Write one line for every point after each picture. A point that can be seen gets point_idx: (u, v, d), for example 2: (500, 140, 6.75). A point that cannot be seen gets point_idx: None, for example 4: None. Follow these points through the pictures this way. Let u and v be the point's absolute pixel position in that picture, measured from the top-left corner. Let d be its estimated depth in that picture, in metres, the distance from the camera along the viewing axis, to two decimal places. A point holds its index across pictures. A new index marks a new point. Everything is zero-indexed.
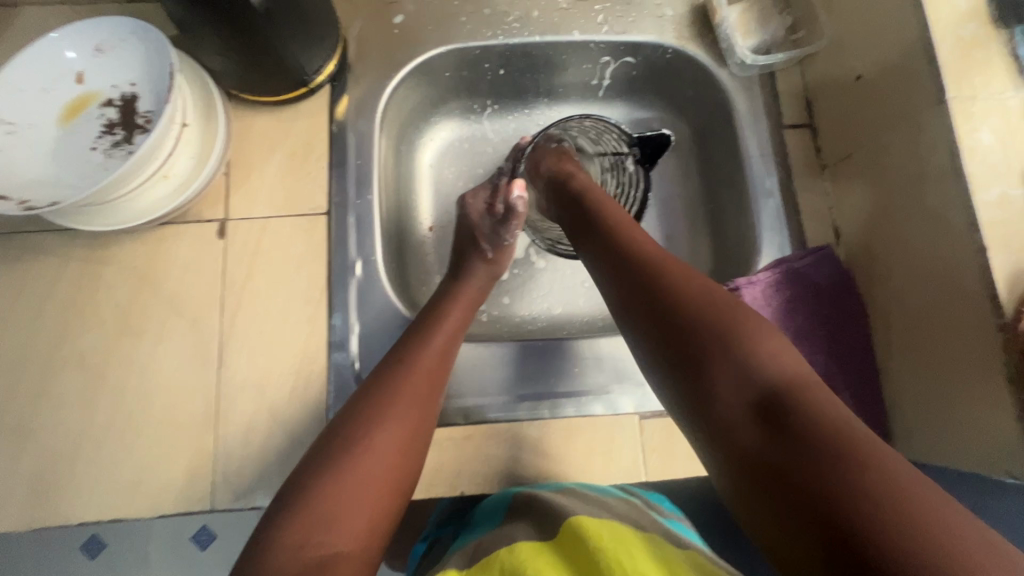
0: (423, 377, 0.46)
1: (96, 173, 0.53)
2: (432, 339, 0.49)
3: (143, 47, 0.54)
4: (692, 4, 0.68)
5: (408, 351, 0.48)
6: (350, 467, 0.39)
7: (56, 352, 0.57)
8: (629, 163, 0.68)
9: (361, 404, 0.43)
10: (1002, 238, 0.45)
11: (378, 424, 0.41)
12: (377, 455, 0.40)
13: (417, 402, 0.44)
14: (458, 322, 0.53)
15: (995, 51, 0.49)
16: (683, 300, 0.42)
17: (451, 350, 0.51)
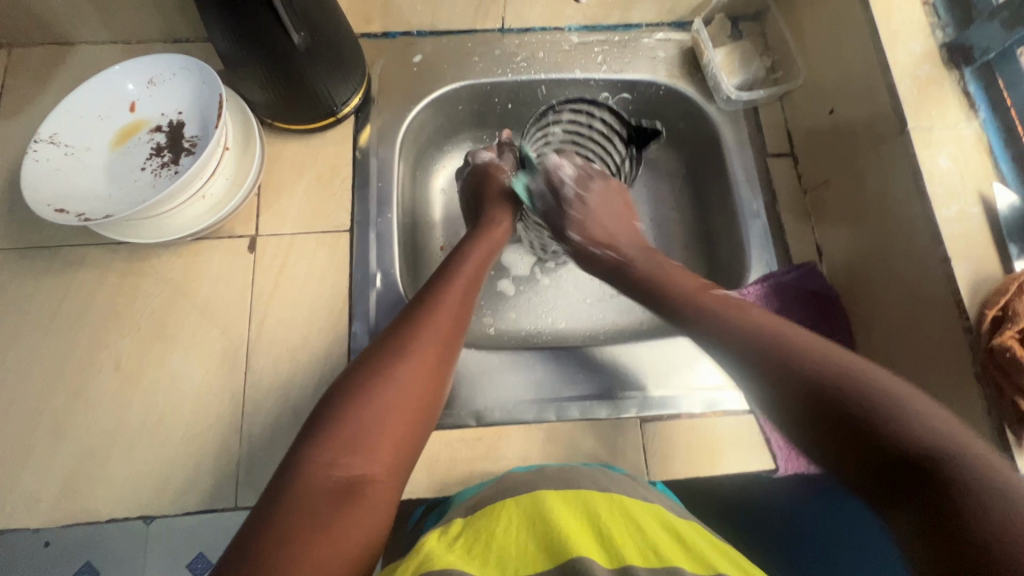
0: (445, 320, 0.51)
1: (145, 191, 0.58)
2: (453, 285, 0.54)
3: (192, 80, 0.61)
4: (682, 47, 0.76)
5: (427, 299, 0.52)
6: (375, 393, 0.44)
7: (93, 357, 0.60)
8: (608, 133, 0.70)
9: (388, 343, 0.48)
10: (964, 249, 0.51)
11: (402, 359, 0.46)
12: (400, 387, 0.45)
13: (439, 341, 0.49)
14: (474, 271, 0.58)
15: (948, 88, 0.56)
16: (845, 369, 0.41)
17: (471, 294, 0.56)
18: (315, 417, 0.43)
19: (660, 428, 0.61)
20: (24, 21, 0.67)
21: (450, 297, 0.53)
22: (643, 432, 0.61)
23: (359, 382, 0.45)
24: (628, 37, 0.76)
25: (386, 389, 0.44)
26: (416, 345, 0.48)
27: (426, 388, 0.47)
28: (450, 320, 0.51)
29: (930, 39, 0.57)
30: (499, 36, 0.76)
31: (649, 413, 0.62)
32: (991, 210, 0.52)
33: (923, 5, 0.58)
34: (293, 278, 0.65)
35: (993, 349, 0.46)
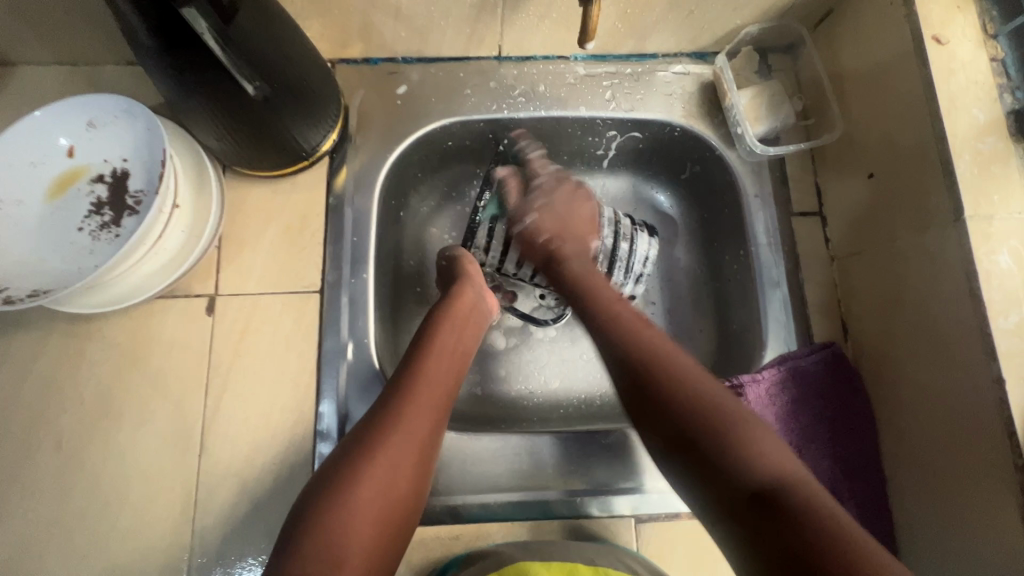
0: (427, 405, 0.48)
1: (81, 257, 0.51)
2: (431, 358, 0.51)
3: (136, 124, 0.52)
4: (701, 82, 0.67)
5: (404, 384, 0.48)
6: (349, 496, 0.41)
7: (32, 433, 0.55)
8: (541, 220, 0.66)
9: (364, 435, 0.44)
10: (1020, 370, 0.43)
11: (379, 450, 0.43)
12: (377, 483, 0.42)
13: (421, 426, 0.46)
14: (457, 339, 0.55)
15: (1015, 167, 0.47)
16: (678, 381, 0.43)
17: (452, 367, 0.52)
18: (289, 521, 0.41)
19: (656, 530, 0.55)
20: None
21: (430, 374, 0.50)
22: (638, 534, 0.55)
23: (333, 478, 0.42)
24: (642, 69, 0.67)
25: (362, 488, 0.41)
26: (397, 431, 0.45)
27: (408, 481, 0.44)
28: (434, 400, 0.48)
29: (995, 106, 0.49)
30: (495, 64, 0.67)
31: (646, 512, 0.56)
32: None
33: (989, 63, 0.50)
34: (255, 346, 0.58)
35: None
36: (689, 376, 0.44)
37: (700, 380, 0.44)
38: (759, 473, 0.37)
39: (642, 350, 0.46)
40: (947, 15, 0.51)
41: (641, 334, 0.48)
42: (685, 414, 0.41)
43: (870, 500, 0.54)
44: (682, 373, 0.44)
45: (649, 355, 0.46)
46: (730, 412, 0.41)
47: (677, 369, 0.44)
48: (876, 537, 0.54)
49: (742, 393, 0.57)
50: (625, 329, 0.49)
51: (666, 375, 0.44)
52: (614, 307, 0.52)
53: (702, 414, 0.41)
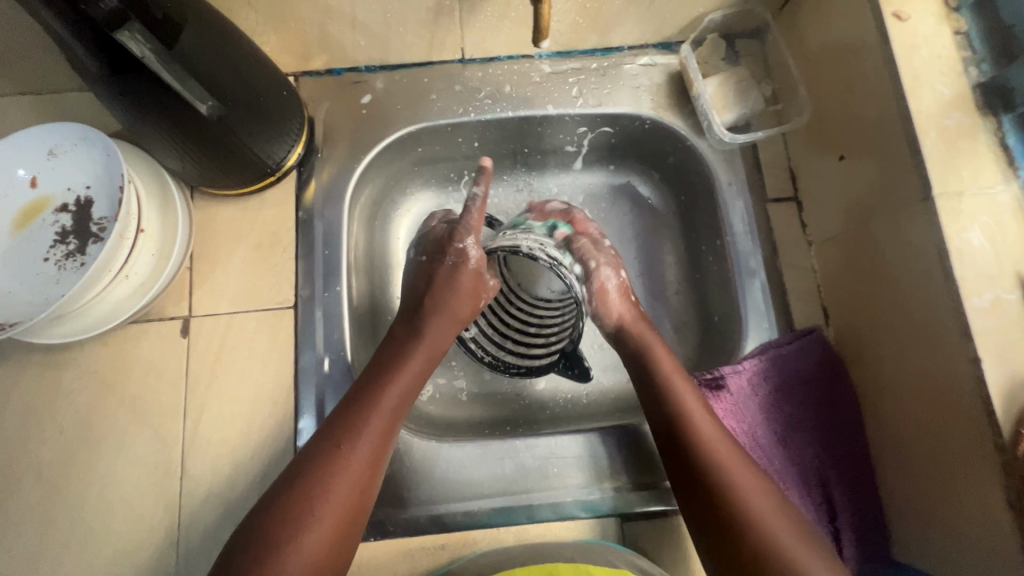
0: (361, 466, 0.44)
1: (47, 288, 0.51)
2: (374, 415, 0.47)
3: (95, 151, 0.52)
4: (669, 73, 0.66)
5: (346, 427, 0.45)
6: (275, 573, 0.38)
7: (12, 467, 0.55)
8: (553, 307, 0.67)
9: (294, 486, 0.42)
10: (997, 349, 0.42)
11: (307, 524, 0.41)
12: (305, 557, 0.40)
13: (355, 477, 0.44)
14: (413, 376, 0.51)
15: (982, 142, 0.47)
16: (717, 463, 0.47)
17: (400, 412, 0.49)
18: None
19: (642, 527, 0.56)
20: None
21: (370, 432, 0.46)
22: (625, 531, 0.55)
23: (256, 548, 0.39)
24: (608, 63, 0.66)
25: (290, 563, 0.39)
26: (325, 500, 0.42)
27: (332, 550, 0.41)
28: (368, 458, 0.45)
29: (961, 80, 0.48)
30: (459, 67, 0.66)
31: (632, 510, 0.55)
32: None
33: (953, 36, 0.49)
34: (231, 366, 0.58)
35: None
36: (740, 488, 0.45)
37: (748, 481, 0.46)
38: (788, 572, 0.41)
39: (695, 450, 0.48)
40: None
41: (689, 410, 0.50)
42: (737, 524, 0.44)
43: (857, 484, 0.54)
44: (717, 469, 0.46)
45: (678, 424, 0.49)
46: (772, 521, 0.44)
47: (731, 475, 0.46)
48: (863, 521, 0.53)
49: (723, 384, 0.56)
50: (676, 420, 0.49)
51: (701, 455, 0.47)
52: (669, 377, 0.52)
53: (753, 531, 0.43)
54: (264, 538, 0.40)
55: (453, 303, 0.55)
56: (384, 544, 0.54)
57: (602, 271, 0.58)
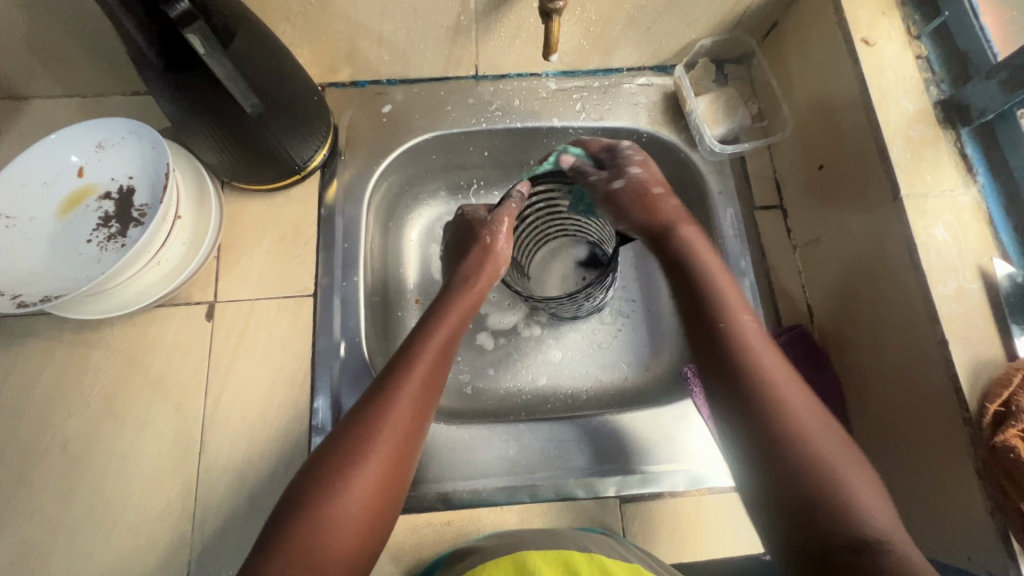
0: (408, 413, 0.46)
1: (89, 266, 0.55)
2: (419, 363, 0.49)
3: (141, 145, 0.57)
4: (664, 92, 0.72)
5: (395, 374, 0.48)
6: (330, 509, 0.41)
7: (39, 439, 0.57)
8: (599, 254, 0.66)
9: (346, 429, 0.45)
10: (962, 332, 0.47)
11: (359, 464, 0.43)
12: (358, 496, 0.42)
13: (403, 418, 0.46)
14: (452, 331, 0.54)
15: (944, 150, 0.52)
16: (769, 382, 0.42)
17: (444, 362, 0.52)
18: (269, 528, 0.41)
19: (640, 510, 0.58)
20: None
21: (416, 379, 0.48)
22: (623, 513, 0.58)
23: (311, 489, 0.42)
24: (608, 82, 0.73)
25: (343, 500, 0.42)
26: (376, 438, 0.44)
27: (385, 484, 0.44)
28: (415, 401, 0.47)
29: (923, 98, 0.54)
30: (473, 83, 0.72)
31: (631, 493, 0.58)
32: (992, 286, 0.48)
33: (915, 60, 0.55)
34: (252, 349, 0.61)
35: (996, 447, 0.43)
36: (806, 429, 0.40)
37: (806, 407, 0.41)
38: (853, 527, 0.36)
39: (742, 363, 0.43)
40: (874, 21, 0.57)
41: (750, 340, 0.45)
42: (788, 447, 0.39)
43: None
44: (791, 420, 0.40)
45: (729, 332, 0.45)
46: (829, 442, 0.39)
47: (779, 395, 0.42)
48: None
49: None
50: (746, 370, 0.43)
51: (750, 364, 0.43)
52: (724, 292, 0.48)
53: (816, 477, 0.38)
54: (319, 478, 0.42)
55: (484, 264, 0.59)
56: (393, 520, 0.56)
57: (631, 171, 0.58)
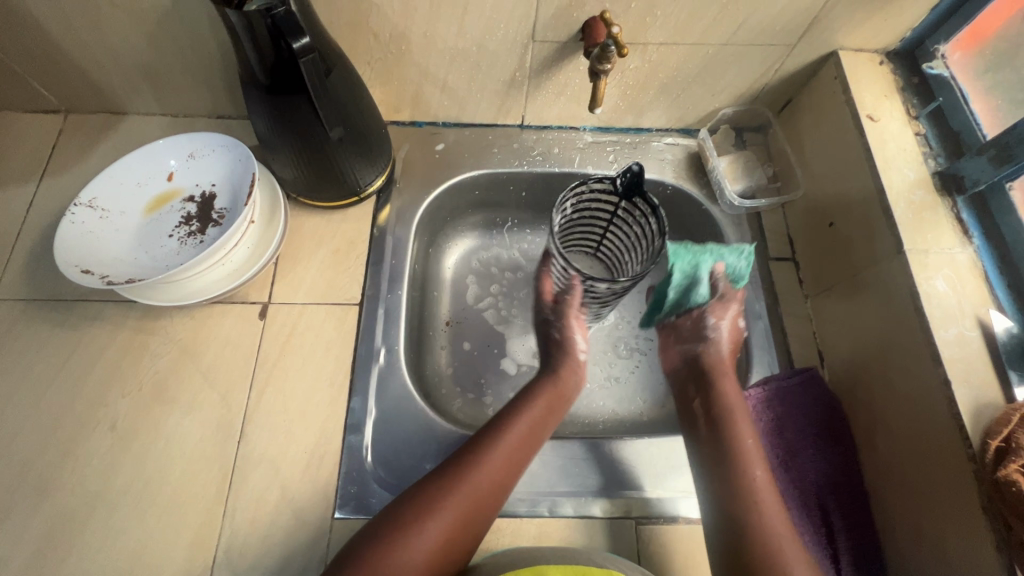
0: (491, 481, 0.53)
1: (171, 258, 0.61)
2: (506, 441, 0.55)
3: (228, 157, 0.65)
4: (688, 152, 0.80)
5: (484, 441, 0.55)
6: (409, 539, 0.48)
7: (92, 414, 0.61)
8: (636, 208, 0.64)
9: (436, 482, 0.52)
10: (963, 374, 0.51)
11: (439, 508, 0.50)
12: (433, 535, 0.49)
13: (482, 489, 0.52)
14: (540, 416, 0.59)
15: (942, 214, 0.59)
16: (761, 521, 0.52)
17: (527, 446, 0.57)
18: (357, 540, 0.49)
19: (655, 533, 0.59)
20: (85, 91, 0.73)
21: (502, 448, 0.55)
22: (639, 535, 0.59)
23: (394, 519, 0.49)
24: (639, 139, 0.81)
25: (420, 535, 0.48)
26: (455, 498, 0.51)
27: (451, 540, 0.49)
28: (496, 474, 0.53)
29: (922, 168, 0.61)
30: (518, 130, 0.81)
31: (647, 515, 0.60)
32: (990, 335, 0.53)
33: (914, 136, 0.63)
34: (299, 349, 0.66)
35: (998, 481, 0.45)
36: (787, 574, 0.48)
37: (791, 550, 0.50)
38: None
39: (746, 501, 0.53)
40: (877, 101, 0.65)
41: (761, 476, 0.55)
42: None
43: (854, 509, 0.59)
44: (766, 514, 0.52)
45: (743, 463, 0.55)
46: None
47: (774, 541, 0.50)
48: (860, 545, 0.57)
49: None
50: (747, 497, 0.53)
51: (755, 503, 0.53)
52: (735, 417, 0.58)
53: None
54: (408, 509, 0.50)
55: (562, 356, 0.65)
56: None
57: (732, 316, 0.64)
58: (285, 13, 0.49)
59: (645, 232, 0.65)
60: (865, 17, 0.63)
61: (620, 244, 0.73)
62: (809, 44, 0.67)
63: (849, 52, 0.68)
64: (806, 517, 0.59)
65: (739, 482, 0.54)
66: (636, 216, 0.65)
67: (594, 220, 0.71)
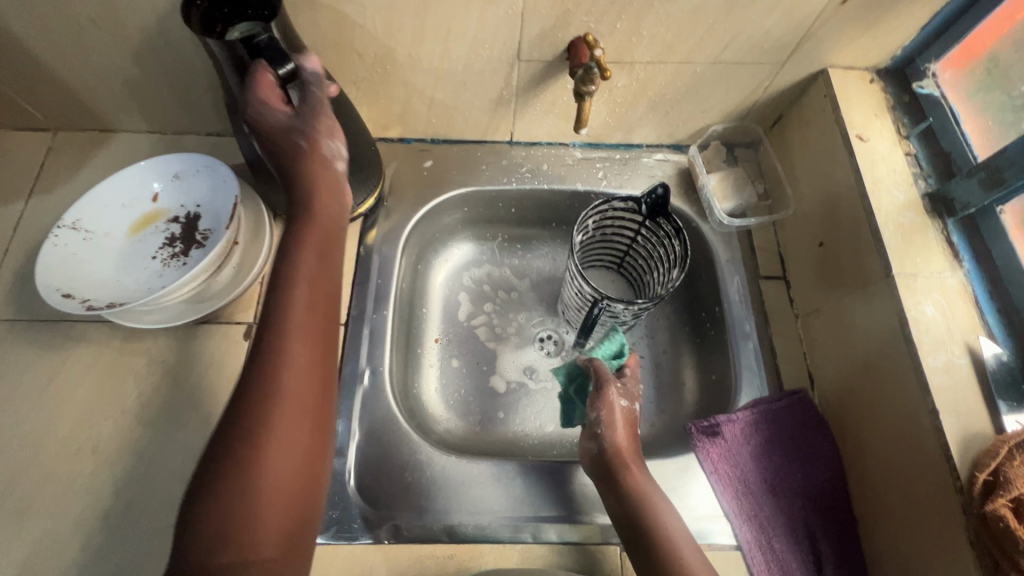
0: (300, 373, 0.43)
1: (152, 280, 0.61)
2: (297, 325, 0.44)
3: (212, 177, 0.65)
4: (679, 168, 0.80)
5: (274, 338, 0.43)
6: (260, 469, 0.39)
7: (74, 437, 0.61)
8: (658, 226, 0.66)
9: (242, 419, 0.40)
10: (951, 403, 0.50)
11: (265, 438, 0.40)
12: (283, 468, 0.40)
13: (304, 391, 0.42)
14: (314, 268, 0.47)
15: (932, 237, 0.58)
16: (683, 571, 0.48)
17: (324, 312, 0.46)
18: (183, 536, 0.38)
19: None
20: (73, 110, 0.73)
21: (301, 332, 0.44)
22: (623, 563, 0.58)
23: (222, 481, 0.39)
24: (629, 156, 0.81)
25: (268, 472, 0.39)
26: (278, 420, 0.41)
27: (303, 457, 0.41)
28: (310, 363, 0.43)
29: (912, 189, 0.60)
30: (507, 147, 0.80)
31: None
32: (979, 363, 0.52)
33: (905, 157, 0.63)
34: None
35: (986, 516, 0.44)
36: None
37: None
38: None
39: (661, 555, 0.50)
40: (867, 120, 0.65)
41: (665, 523, 0.52)
42: None
43: (842, 536, 0.58)
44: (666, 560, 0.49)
45: (644, 514, 0.52)
46: None
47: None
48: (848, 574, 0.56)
49: (718, 431, 0.63)
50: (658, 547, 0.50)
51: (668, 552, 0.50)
52: (624, 464, 0.55)
53: None
54: (223, 471, 0.39)
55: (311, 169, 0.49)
56: (396, 548, 0.57)
57: (613, 401, 0.58)
58: (267, 40, 0.49)
59: (667, 254, 0.67)
60: (853, 36, 0.62)
61: (642, 264, 0.73)
62: (798, 63, 0.66)
63: (838, 70, 0.67)
64: (794, 544, 0.58)
65: (644, 542, 0.51)
66: (658, 234, 0.67)
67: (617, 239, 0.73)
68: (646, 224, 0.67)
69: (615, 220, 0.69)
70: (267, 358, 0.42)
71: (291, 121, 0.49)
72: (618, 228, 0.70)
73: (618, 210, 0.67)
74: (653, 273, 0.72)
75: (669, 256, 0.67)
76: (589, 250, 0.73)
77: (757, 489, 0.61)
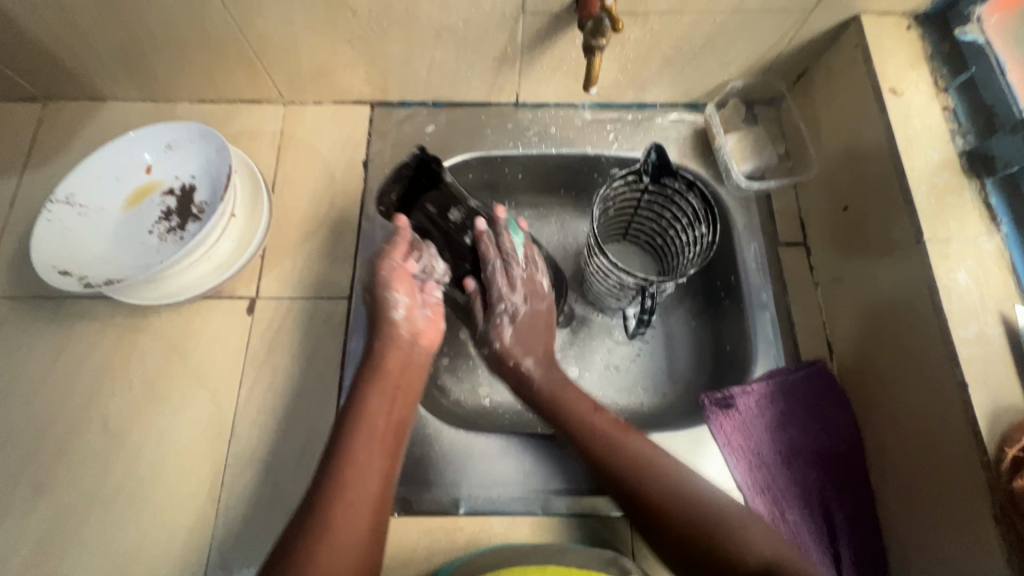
0: (384, 420, 0.53)
1: (150, 255, 0.59)
2: (382, 388, 0.55)
3: (204, 146, 0.62)
4: (695, 128, 0.75)
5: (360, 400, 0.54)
6: (343, 497, 0.47)
7: (84, 413, 0.61)
8: (668, 185, 0.63)
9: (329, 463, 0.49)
10: (981, 376, 0.48)
11: (346, 473, 0.48)
12: (338, 551, 0.45)
13: (383, 442, 0.52)
14: (399, 362, 0.57)
15: (968, 199, 0.54)
16: (615, 454, 0.54)
17: (404, 383, 0.56)
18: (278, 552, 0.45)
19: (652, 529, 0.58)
20: (60, 80, 0.71)
21: (382, 393, 0.54)
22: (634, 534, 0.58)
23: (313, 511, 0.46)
24: (641, 116, 0.76)
25: (348, 500, 0.47)
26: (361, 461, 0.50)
27: (378, 495, 0.49)
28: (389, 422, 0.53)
29: (948, 147, 0.56)
30: (513, 109, 0.76)
31: None
32: (1013, 333, 0.49)
33: (942, 111, 0.58)
34: (286, 345, 0.64)
35: (1014, 493, 0.43)
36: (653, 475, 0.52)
37: (639, 450, 0.54)
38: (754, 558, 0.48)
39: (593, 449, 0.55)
40: (902, 72, 0.60)
41: (589, 418, 0.56)
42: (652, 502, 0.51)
43: (858, 508, 0.57)
44: (657, 488, 0.51)
45: (562, 413, 0.58)
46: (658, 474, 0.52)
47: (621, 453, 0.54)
48: (864, 544, 0.55)
49: (733, 403, 0.61)
50: (587, 439, 0.55)
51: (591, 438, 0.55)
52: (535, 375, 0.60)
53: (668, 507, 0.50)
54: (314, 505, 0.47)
55: (391, 340, 0.58)
56: (406, 520, 0.58)
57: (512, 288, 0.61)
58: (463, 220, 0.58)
59: (681, 211, 0.64)
60: None
61: (655, 228, 0.70)
62: (828, 10, 0.61)
63: (872, 17, 0.62)
64: (809, 515, 0.57)
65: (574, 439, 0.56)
66: (671, 194, 0.64)
67: (626, 208, 0.69)
68: (653, 187, 0.64)
69: (626, 189, 0.64)
70: (347, 430, 0.51)
71: (382, 273, 0.58)
72: (628, 199, 0.66)
73: (628, 175, 0.63)
74: (670, 236, 0.68)
75: (686, 218, 0.64)
76: (607, 222, 0.69)
77: (772, 462, 0.60)
